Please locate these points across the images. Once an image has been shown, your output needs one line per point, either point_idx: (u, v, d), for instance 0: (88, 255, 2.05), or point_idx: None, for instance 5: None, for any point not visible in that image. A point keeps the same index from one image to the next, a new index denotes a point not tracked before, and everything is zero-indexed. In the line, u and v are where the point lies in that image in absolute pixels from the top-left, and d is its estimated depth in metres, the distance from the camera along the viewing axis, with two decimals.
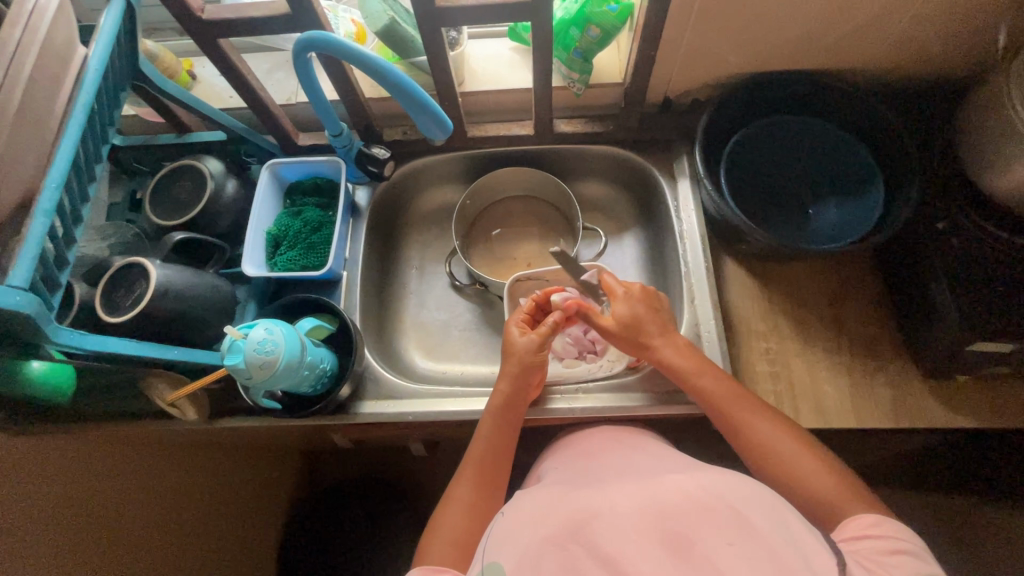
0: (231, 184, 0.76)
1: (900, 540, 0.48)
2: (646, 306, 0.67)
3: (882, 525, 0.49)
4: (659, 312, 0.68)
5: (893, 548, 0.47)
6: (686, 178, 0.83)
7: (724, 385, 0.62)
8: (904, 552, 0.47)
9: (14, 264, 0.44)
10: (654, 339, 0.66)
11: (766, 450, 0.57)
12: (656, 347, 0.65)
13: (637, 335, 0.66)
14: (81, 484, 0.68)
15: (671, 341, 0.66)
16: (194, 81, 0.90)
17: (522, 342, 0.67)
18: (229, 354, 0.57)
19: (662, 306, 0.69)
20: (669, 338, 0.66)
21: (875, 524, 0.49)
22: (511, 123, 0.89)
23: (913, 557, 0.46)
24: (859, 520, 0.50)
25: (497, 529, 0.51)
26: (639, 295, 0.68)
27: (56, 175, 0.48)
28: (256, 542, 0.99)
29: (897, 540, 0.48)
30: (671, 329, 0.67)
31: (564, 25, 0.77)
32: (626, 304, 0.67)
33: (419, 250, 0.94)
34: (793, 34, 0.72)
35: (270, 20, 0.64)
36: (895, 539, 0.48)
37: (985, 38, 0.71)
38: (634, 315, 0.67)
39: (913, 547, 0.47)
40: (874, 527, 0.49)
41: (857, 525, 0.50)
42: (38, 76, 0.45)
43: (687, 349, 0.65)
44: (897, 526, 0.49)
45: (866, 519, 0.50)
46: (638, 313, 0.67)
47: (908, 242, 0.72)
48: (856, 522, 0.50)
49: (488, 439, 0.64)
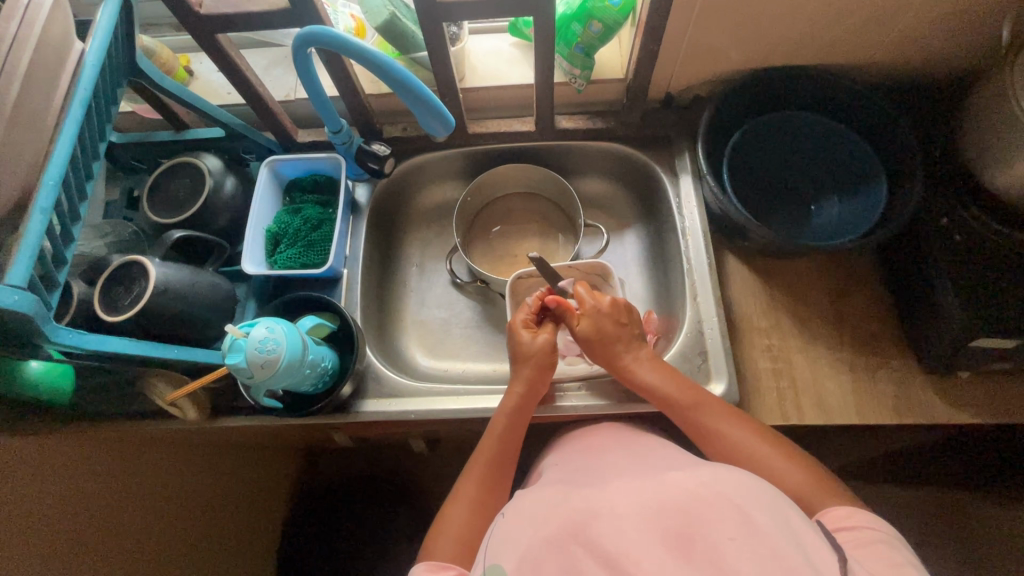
0: (230, 182, 0.75)
1: (876, 531, 0.48)
2: (614, 320, 0.67)
3: (856, 517, 0.50)
4: (627, 328, 0.67)
5: (870, 538, 0.47)
6: (688, 175, 0.82)
7: (690, 392, 0.62)
8: (880, 542, 0.47)
9: (11, 262, 0.43)
10: (623, 356, 0.66)
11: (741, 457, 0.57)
12: (626, 364, 0.66)
13: (607, 349, 0.66)
14: (75, 484, 0.67)
15: (640, 356, 0.66)
16: (192, 78, 0.89)
17: (527, 344, 0.67)
18: (230, 354, 0.57)
19: (631, 319, 0.68)
20: (636, 353, 0.66)
21: (848, 516, 0.50)
22: (512, 119, 0.89)
23: (886, 544, 0.47)
24: (835, 512, 0.51)
25: (497, 533, 0.50)
26: (607, 309, 0.67)
27: (53, 173, 0.47)
28: (254, 543, 0.98)
29: (872, 531, 0.48)
30: (638, 344, 0.67)
31: (566, 20, 0.77)
32: (592, 319, 0.66)
33: (419, 248, 0.93)
34: (796, 29, 0.72)
35: (269, 15, 0.63)
36: (870, 529, 0.48)
37: (989, 33, 0.70)
38: (600, 329, 0.66)
39: (888, 537, 0.48)
40: (849, 519, 0.50)
41: (833, 517, 0.51)
42: (34, 71, 0.44)
43: (654, 362, 0.65)
44: (870, 517, 0.50)
45: (841, 510, 0.51)
46: (603, 329, 0.66)
47: (908, 235, 0.72)
48: (829, 515, 0.51)
49: (501, 437, 0.64)
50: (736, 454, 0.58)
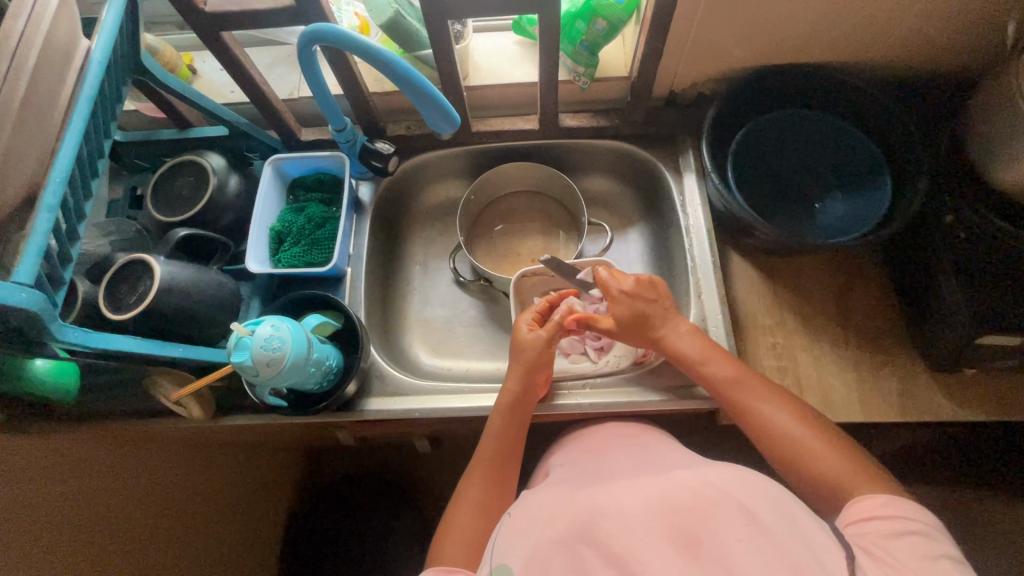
0: (234, 181, 0.75)
1: (911, 521, 0.47)
2: (643, 298, 0.66)
3: (890, 506, 0.49)
4: (658, 303, 0.66)
5: (903, 530, 0.46)
6: (693, 173, 0.82)
7: (730, 366, 0.62)
8: (915, 534, 0.46)
9: (18, 260, 0.43)
10: (659, 330, 0.66)
11: (782, 438, 0.57)
12: (664, 338, 0.65)
13: (643, 327, 0.66)
14: (81, 483, 0.67)
15: (677, 329, 0.65)
16: (196, 76, 0.89)
17: (527, 338, 0.67)
18: (236, 351, 0.56)
19: (659, 293, 0.67)
20: (673, 326, 0.66)
21: (882, 505, 0.49)
22: (516, 118, 0.89)
23: (923, 537, 0.46)
24: (868, 501, 0.50)
25: (504, 531, 0.50)
26: (633, 288, 0.66)
27: (60, 171, 0.47)
28: (258, 542, 0.98)
29: (908, 522, 0.47)
30: (674, 316, 0.66)
31: (570, 18, 0.77)
32: (622, 302, 0.66)
33: (422, 246, 0.93)
34: (800, 26, 0.71)
35: (274, 13, 0.63)
36: (905, 520, 0.47)
37: (994, 30, 0.70)
38: (633, 308, 0.65)
39: (925, 528, 0.47)
40: (884, 508, 0.49)
41: (866, 506, 0.49)
42: (41, 68, 0.44)
43: (693, 334, 0.65)
44: (907, 506, 0.48)
45: (875, 500, 0.50)
46: (638, 309, 0.65)
47: (914, 232, 0.73)
48: (861, 504, 0.50)
49: (497, 439, 0.64)
50: (768, 438, 0.58)
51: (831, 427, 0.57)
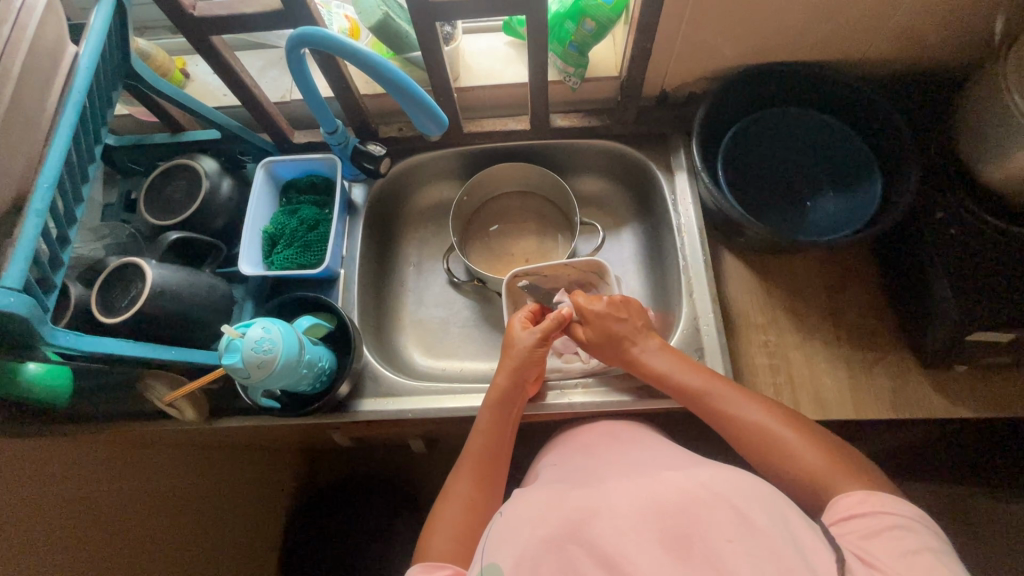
0: (226, 183, 0.76)
1: (890, 516, 0.46)
2: (615, 318, 0.68)
3: (869, 501, 0.48)
4: (630, 321, 0.68)
5: (882, 525, 0.46)
6: (684, 172, 0.82)
7: (702, 378, 0.62)
8: (896, 528, 0.45)
9: (7, 265, 0.44)
10: (632, 350, 0.66)
11: (764, 435, 0.56)
12: (636, 356, 0.66)
13: (617, 346, 0.67)
14: (79, 487, 0.68)
15: (649, 347, 0.66)
16: (188, 80, 0.90)
17: (519, 335, 0.68)
18: (227, 353, 0.57)
19: (632, 310, 0.69)
20: (644, 344, 0.66)
21: (862, 502, 0.48)
22: (507, 118, 0.89)
23: (903, 530, 0.45)
24: (846, 498, 0.49)
25: (495, 530, 0.50)
26: (605, 310, 0.68)
27: (47, 176, 0.47)
28: (257, 543, 0.99)
29: (888, 516, 0.47)
30: (646, 334, 0.67)
31: (559, 18, 0.77)
32: (596, 321, 0.68)
33: (417, 247, 0.94)
34: (788, 24, 0.71)
35: (262, 16, 0.63)
36: (886, 515, 0.47)
37: (983, 27, 0.70)
38: (606, 328, 0.67)
39: (906, 522, 0.46)
40: (862, 505, 0.48)
41: (845, 505, 0.49)
42: (26, 74, 0.44)
43: (664, 350, 0.66)
44: (885, 499, 0.48)
45: (853, 497, 0.49)
46: (609, 331, 0.67)
47: (905, 231, 0.71)
48: (843, 501, 0.49)
49: (486, 434, 0.64)
50: (751, 442, 0.57)
51: (816, 431, 0.56)
